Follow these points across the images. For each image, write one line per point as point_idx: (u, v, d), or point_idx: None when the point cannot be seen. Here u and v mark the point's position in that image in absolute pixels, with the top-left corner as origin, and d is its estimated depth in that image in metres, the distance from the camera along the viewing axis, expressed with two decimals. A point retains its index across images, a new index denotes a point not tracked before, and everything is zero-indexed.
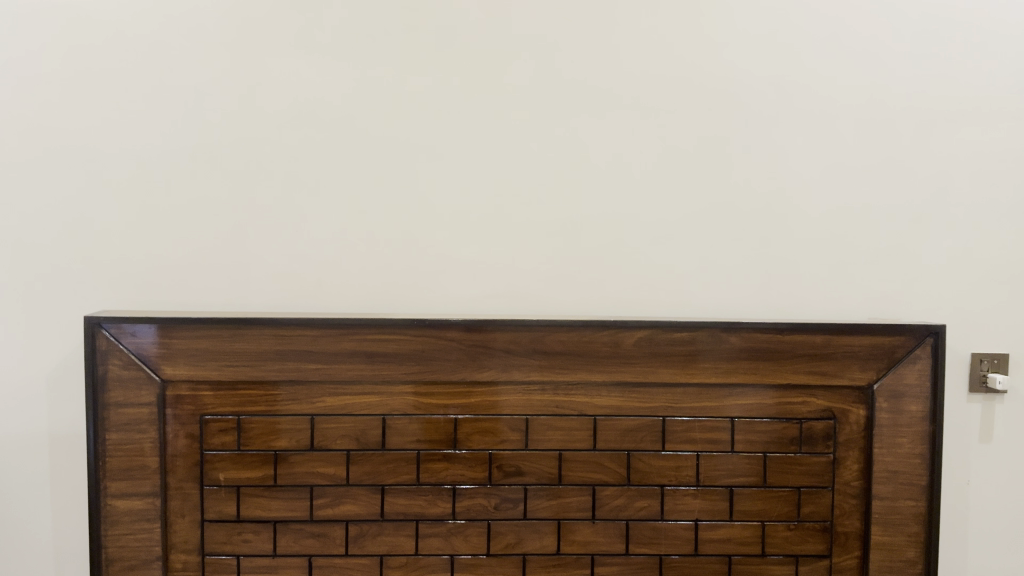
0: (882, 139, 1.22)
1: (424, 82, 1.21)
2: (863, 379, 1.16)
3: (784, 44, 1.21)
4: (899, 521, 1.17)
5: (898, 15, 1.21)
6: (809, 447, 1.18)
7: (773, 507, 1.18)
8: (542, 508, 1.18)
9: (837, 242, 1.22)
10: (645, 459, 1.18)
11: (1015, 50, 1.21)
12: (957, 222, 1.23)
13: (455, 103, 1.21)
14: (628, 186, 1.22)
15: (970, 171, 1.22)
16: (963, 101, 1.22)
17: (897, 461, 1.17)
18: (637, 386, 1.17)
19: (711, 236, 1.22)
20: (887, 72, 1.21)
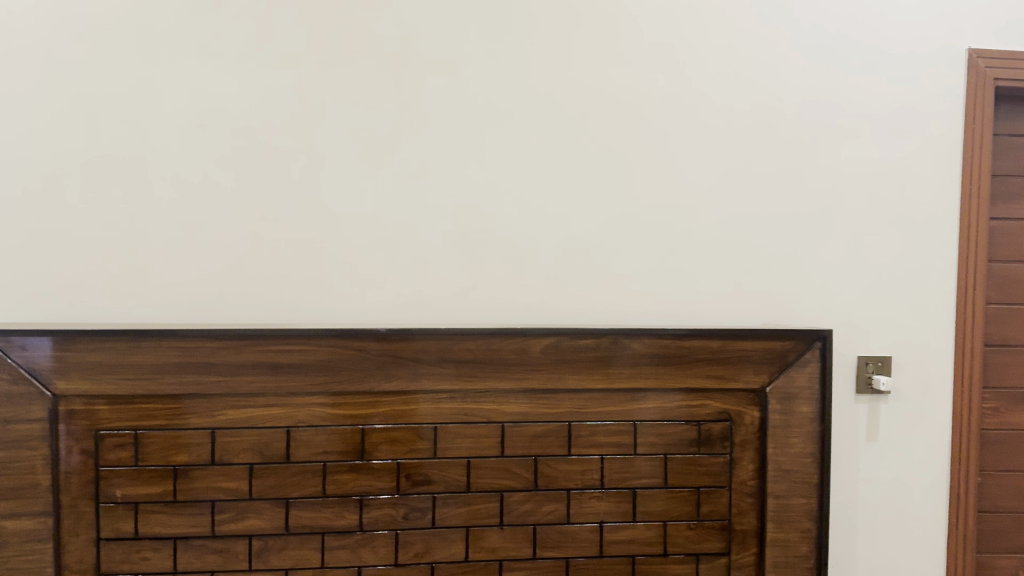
0: (776, 152, 1.27)
1: (329, 91, 1.20)
2: (757, 382, 1.21)
3: (684, 59, 1.25)
4: (793, 518, 1.22)
5: (791, 34, 1.27)
6: (708, 448, 1.22)
7: (674, 508, 1.22)
8: (450, 516, 1.18)
9: (734, 251, 1.28)
10: (551, 464, 1.20)
11: (897, 70, 1.29)
12: (844, 231, 1.29)
13: (361, 114, 1.21)
14: (533, 197, 1.24)
15: (855, 184, 1.29)
16: (850, 118, 1.29)
17: (790, 460, 1.22)
18: (544, 393, 1.19)
19: (614, 246, 1.26)
20: (780, 87, 1.27)
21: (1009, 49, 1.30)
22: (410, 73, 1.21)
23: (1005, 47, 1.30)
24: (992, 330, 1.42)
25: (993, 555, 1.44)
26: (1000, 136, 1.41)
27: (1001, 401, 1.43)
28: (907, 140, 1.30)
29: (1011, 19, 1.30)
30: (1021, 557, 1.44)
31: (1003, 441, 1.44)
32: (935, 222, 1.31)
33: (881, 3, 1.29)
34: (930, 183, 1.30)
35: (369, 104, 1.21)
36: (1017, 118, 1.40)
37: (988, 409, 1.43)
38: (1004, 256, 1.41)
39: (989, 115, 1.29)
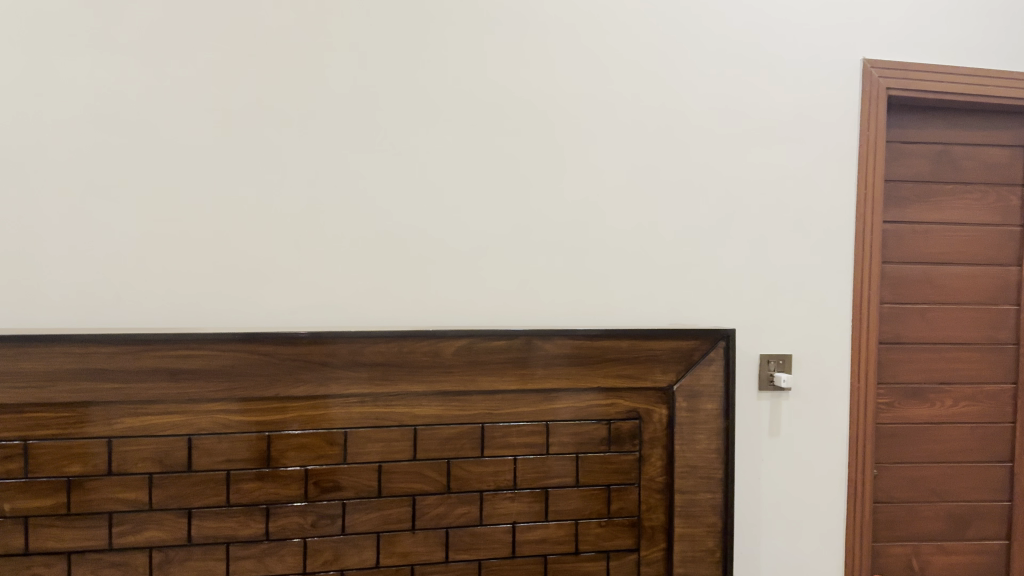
0: (683, 158, 1.31)
1: (234, 89, 1.17)
2: (664, 381, 1.24)
3: (593, 65, 1.27)
4: (699, 513, 1.25)
5: (696, 41, 1.30)
6: (618, 446, 1.24)
7: (585, 506, 1.24)
8: (360, 522, 1.17)
9: (641, 254, 1.30)
10: (463, 466, 1.19)
11: (794, 81, 1.34)
12: (747, 234, 1.33)
13: (266, 112, 1.18)
14: (443, 199, 1.23)
15: (757, 188, 1.33)
16: (753, 123, 1.33)
17: (696, 456, 1.25)
18: (456, 395, 1.18)
19: (524, 249, 1.26)
20: (686, 94, 1.30)
21: (900, 60, 1.36)
22: (317, 72, 1.19)
23: (895, 58, 1.36)
24: (886, 328, 1.49)
25: (888, 543, 1.52)
26: (892, 143, 1.47)
27: (895, 396, 1.50)
28: (807, 146, 1.35)
29: (901, 32, 1.37)
30: (914, 544, 1.52)
31: (896, 434, 1.51)
32: (831, 226, 1.36)
33: (781, 14, 1.33)
34: (828, 187, 1.36)
35: (276, 103, 1.18)
36: (907, 126, 1.47)
37: (883, 404, 1.50)
38: (896, 258, 1.48)
39: (881, 122, 1.35)
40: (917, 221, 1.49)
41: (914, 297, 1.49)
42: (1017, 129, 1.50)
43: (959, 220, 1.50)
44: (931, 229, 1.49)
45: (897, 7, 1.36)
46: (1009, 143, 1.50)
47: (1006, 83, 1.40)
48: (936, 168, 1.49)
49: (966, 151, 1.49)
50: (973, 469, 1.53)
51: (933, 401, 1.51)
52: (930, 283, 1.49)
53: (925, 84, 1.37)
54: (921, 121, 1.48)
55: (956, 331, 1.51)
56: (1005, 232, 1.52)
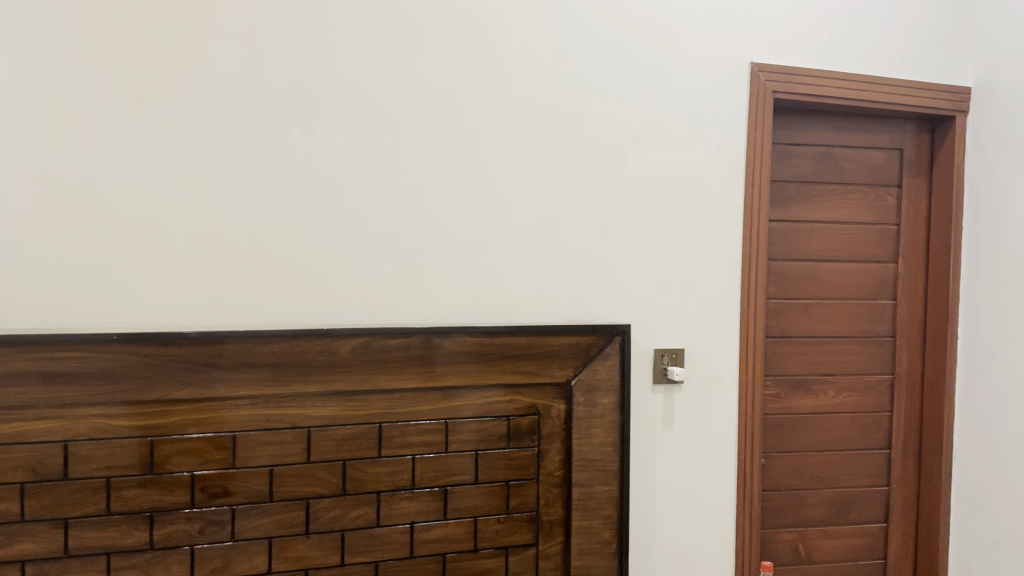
0: (579, 156, 1.32)
1: (118, 80, 1.12)
2: (562, 376, 1.26)
3: (490, 62, 1.27)
4: (595, 505, 1.27)
5: (590, 43, 1.32)
6: (516, 442, 1.24)
7: (484, 503, 1.23)
8: (251, 528, 1.13)
9: (538, 251, 1.31)
10: (360, 467, 1.17)
11: (686, 83, 1.37)
12: (641, 232, 1.36)
13: (154, 103, 1.13)
14: (337, 196, 1.21)
15: (651, 187, 1.36)
16: (646, 123, 1.35)
17: (593, 450, 1.27)
18: (352, 395, 1.16)
19: (421, 246, 1.25)
20: (582, 92, 1.32)
21: (785, 65, 1.41)
22: (204, 62, 1.15)
23: (781, 63, 1.42)
24: (773, 323, 1.55)
25: (775, 530, 1.58)
26: (779, 144, 1.52)
27: (781, 387, 1.56)
28: (698, 147, 1.38)
29: (786, 38, 1.42)
30: (799, 530, 1.59)
31: (783, 424, 1.57)
32: (721, 224, 1.40)
33: (673, 16, 1.36)
34: (719, 186, 1.40)
35: (161, 94, 1.13)
36: (793, 128, 1.53)
37: (770, 395, 1.56)
38: (782, 255, 1.54)
39: (768, 125, 1.41)
40: (802, 219, 1.55)
41: (799, 293, 1.56)
42: (892, 133, 1.58)
43: (840, 219, 1.57)
44: (814, 228, 1.55)
45: (783, 13, 1.42)
46: (885, 146, 1.58)
47: (883, 89, 1.47)
48: (819, 169, 1.55)
49: (847, 153, 1.57)
50: (853, 456, 1.61)
51: (817, 392, 1.58)
52: (813, 279, 1.56)
53: (808, 89, 1.43)
54: (805, 124, 1.53)
55: (837, 324, 1.58)
56: (881, 230, 1.60)
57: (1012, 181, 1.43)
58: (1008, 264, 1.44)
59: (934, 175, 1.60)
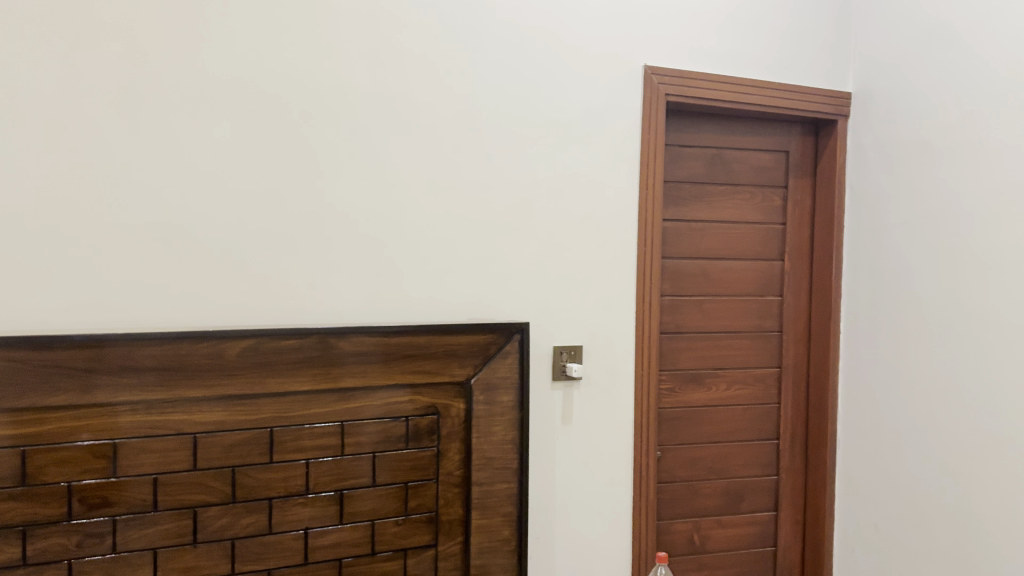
0: (477, 154, 1.32)
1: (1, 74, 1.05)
2: (461, 375, 1.25)
3: (387, 58, 1.25)
4: (495, 503, 1.27)
5: (486, 42, 1.31)
6: (415, 443, 1.23)
7: (381, 506, 1.22)
8: (134, 539, 1.08)
9: (436, 250, 1.30)
10: (250, 473, 1.14)
11: (583, 83, 1.39)
12: (540, 231, 1.37)
13: (35, 96, 1.07)
14: (226, 193, 1.17)
15: (549, 186, 1.37)
16: (545, 123, 1.36)
17: (492, 449, 1.27)
18: (242, 399, 1.12)
19: (315, 245, 1.22)
20: (480, 91, 1.31)
21: (676, 68, 1.45)
22: (100, 58, 1.09)
23: (673, 66, 1.45)
24: (667, 319, 1.58)
25: (671, 521, 1.62)
26: (672, 146, 1.56)
27: (675, 382, 1.60)
28: (593, 146, 1.40)
29: (678, 42, 1.45)
30: (693, 520, 1.63)
31: (678, 418, 1.61)
32: (617, 223, 1.43)
33: (568, 17, 1.37)
34: (615, 185, 1.42)
35: (44, 86, 1.07)
36: (686, 130, 1.57)
37: (665, 389, 1.60)
38: (676, 254, 1.58)
39: (660, 127, 1.44)
40: (694, 219, 1.59)
41: (691, 290, 1.60)
42: (779, 136, 1.65)
43: (731, 218, 1.62)
44: (706, 227, 1.60)
45: (676, 17, 1.45)
46: (772, 149, 1.64)
47: (770, 94, 1.52)
48: (710, 171, 1.60)
49: (737, 155, 1.62)
50: (744, 447, 1.67)
51: (709, 385, 1.63)
52: (705, 276, 1.61)
53: (700, 92, 1.47)
54: (697, 126, 1.58)
55: (728, 320, 1.63)
56: (768, 230, 1.66)
57: (886, 182, 1.51)
58: (883, 260, 1.52)
59: (817, 177, 1.68)
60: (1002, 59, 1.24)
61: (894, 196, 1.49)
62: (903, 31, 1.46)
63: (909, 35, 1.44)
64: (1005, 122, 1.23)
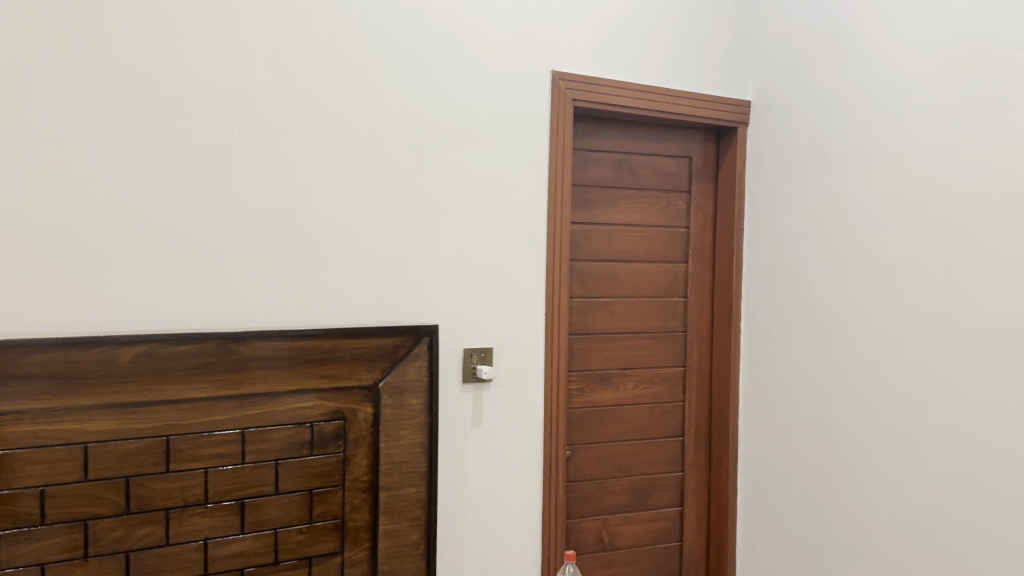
0: (386, 155, 1.30)
1: None
2: (369, 379, 1.23)
3: (292, 57, 1.23)
4: (403, 508, 1.26)
5: (393, 41, 1.30)
6: (320, 449, 1.21)
7: (285, 514, 1.19)
8: (20, 555, 1.03)
9: (343, 252, 1.28)
10: (146, 484, 1.10)
11: (492, 86, 1.39)
12: (449, 232, 1.36)
13: None
14: (121, 191, 1.13)
15: (458, 188, 1.37)
16: (454, 125, 1.36)
17: (401, 452, 1.26)
18: (136, 407, 1.08)
19: (215, 246, 1.19)
20: (387, 93, 1.30)
21: (583, 74, 1.47)
22: None
23: (580, 71, 1.47)
24: (576, 320, 1.60)
25: (581, 519, 1.64)
26: (580, 150, 1.58)
27: (584, 382, 1.62)
28: (502, 149, 1.41)
29: (585, 48, 1.48)
30: (602, 517, 1.66)
31: (587, 417, 1.63)
32: (527, 226, 1.44)
33: (476, 19, 1.37)
34: (523, 188, 1.43)
35: None
36: (594, 135, 1.59)
37: (575, 389, 1.61)
38: (584, 256, 1.60)
39: (568, 131, 1.46)
40: (603, 222, 1.62)
41: (600, 292, 1.62)
42: (683, 142, 1.69)
43: (637, 221, 1.65)
44: (613, 230, 1.63)
45: (584, 23, 1.47)
46: (676, 154, 1.69)
47: (674, 101, 1.56)
48: (617, 175, 1.62)
49: (643, 160, 1.65)
50: (650, 444, 1.70)
51: (617, 385, 1.66)
52: (613, 278, 1.64)
53: (605, 98, 1.49)
54: (605, 130, 1.60)
55: (635, 321, 1.67)
56: (673, 233, 1.70)
57: (784, 187, 1.57)
58: (780, 262, 1.58)
59: (719, 182, 1.73)
60: (888, 73, 1.30)
61: (791, 200, 1.55)
62: (798, 44, 1.52)
63: (804, 47, 1.50)
64: (890, 131, 1.29)
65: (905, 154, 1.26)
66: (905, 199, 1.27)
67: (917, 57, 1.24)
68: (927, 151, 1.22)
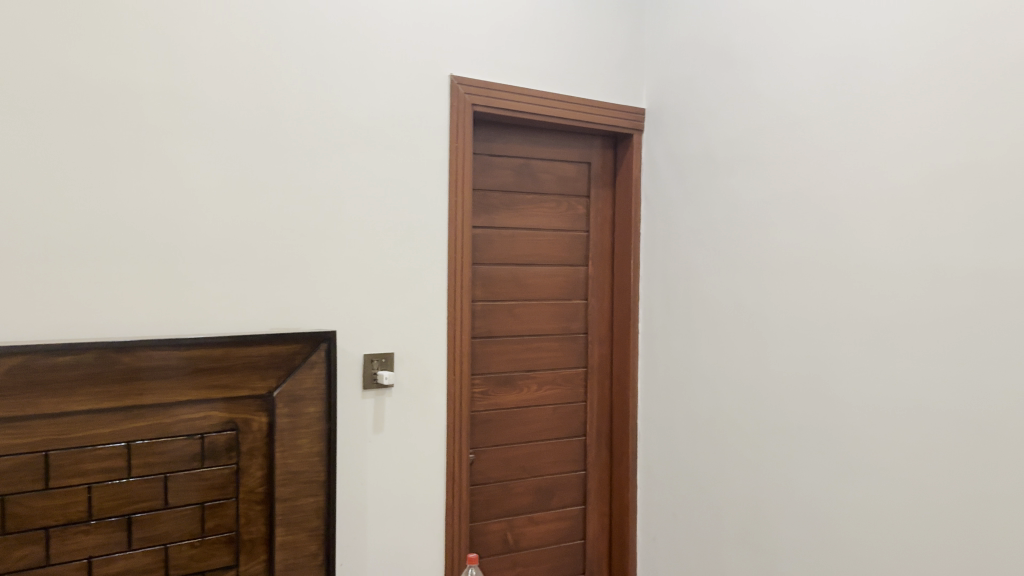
0: (279, 158, 1.28)
1: None
2: (263, 388, 1.21)
3: (178, 55, 1.19)
4: (300, 518, 1.24)
5: (286, 41, 1.27)
6: (212, 461, 1.17)
7: (176, 528, 1.15)
8: None
9: (234, 256, 1.24)
10: (23, 502, 1.04)
11: (389, 90, 1.38)
12: (346, 237, 1.35)
13: None
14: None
15: (356, 193, 1.35)
16: (350, 128, 1.34)
17: (297, 462, 1.23)
18: (11, 422, 1.03)
19: (97, 251, 1.14)
20: (279, 95, 1.27)
21: (481, 79, 1.48)
22: None
23: (478, 76, 1.48)
24: (479, 324, 1.61)
25: (485, 521, 1.64)
26: (480, 155, 1.58)
27: (488, 385, 1.63)
28: (401, 153, 1.40)
29: (483, 54, 1.48)
30: (506, 519, 1.67)
31: (491, 420, 1.64)
32: (427, 230, 1.43)
33: (371, 20, 1.35)
34: (423, 191, 1.42)
35: None
36: (494, 140, 1.60)
37: (478, 393, 1.62)
38: (487, 259, 1.61)
39: (467, 136, 1.46)
40: (504, 227, 1.63)
41: (502, 295, 1.63)
42: (582, 147, 1.72)
43: (539, 226, 1.67)
44: (515, 234, 1.64)
45: (481, 29, 1.48)
46: (576, 160, 1.71)
47: (571, 107, 1.59)
48: (518, 180, 1.64)
49: (544, 165, 1.67)
50: (554, 445, 1.73)
51: (521, 387, 1.67)
52: (516, 281, 1.65)
53: (504, 103, 1.50)
54: (505, 135, 1.61)
55: (537, 324, 1.68)
56: (574, 236, 1.73)
57: (677, 192, 1.61)
58: (675, 264, 1.62)
59: (617, 187, 1.77)
60: (771, 84, 1.35)
61: (684, 205, 1.59)
62: (690, 54, 1.56)
63: (694, 57, 1.55)
64: (774, 140, 1.35)
65: (788, 161, 1.32)
66: (789, 205, 1.32)
67: (797, 69, 1.29)
68: (807, 159, 1.28)
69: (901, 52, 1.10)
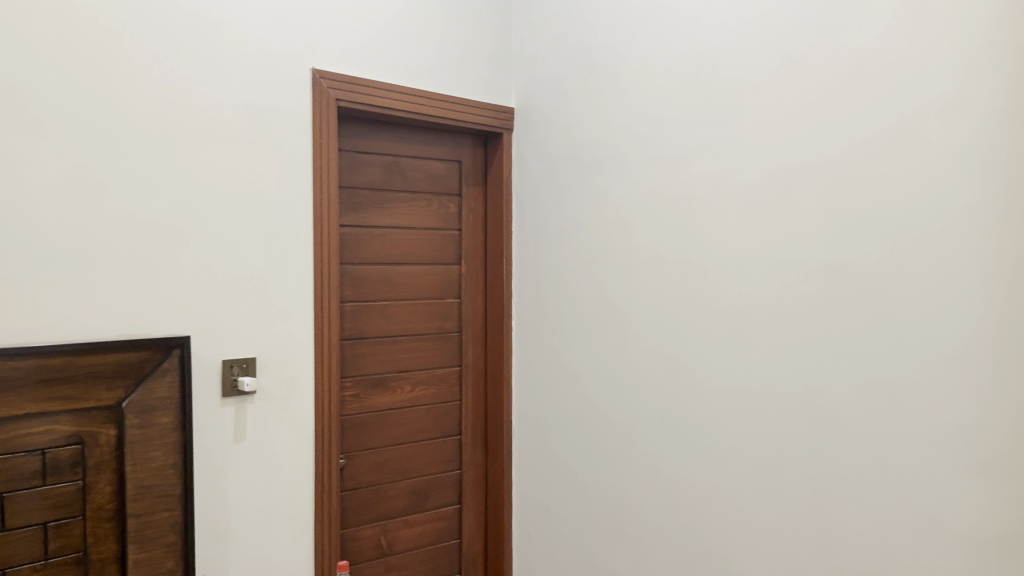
0: (127, 153, 1.20)
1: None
2: (110, 398, 1.13)
3: (11, 39, 1.09)
4: (155, 534, 1.17)
5: (133, 29, 1.20)
6: (55, 478, 1.09)
7: (14, 552, 1.06)
8: None
9: (77, 258, 1.16)
10: None
11: (247, 83, 1.32)
12: (203, 237, 1.28)
13: None
14: None
15: (213, 190, 1.29)
16: (206, 122, 1.28)
17: (150, 475, 1.17)
18: None
19: None
20: (127, 85, 1.19)
21: (345, 74, 1.44)
22: None
23: (342, 72, 1.44)
24: (349, 325, 1.57)
25: (359, 527, 1.60)
26: (346, 152, 1.54)
27: (359, 387, 1.59)
28: (261, 149, 1.34)
29: (346, 48, 1.44)
30: (380, 523, 1.64)
31: (363, 423, 1.60)
32: (290, 229, 1.38)
33: (226, 10, 1.29)
34: (285, 190, 1.37)
35: None
36: (361, 137, 1.56)
37: (349, 396, 1.57)
38: (356, 259, 1.57)
39: (332, 132, 1.42)
40: (373, 225, 1.59)
41: (373, 295, 1.60)
42: (451, 146, 1.71)
43: (409, 225, 1.65)
44: (384, 232, 1.61)
45: (344, 23, 1.44)
46: (445, 158, 1.70)
47: (439, 105, 1.57)
48: (386, 178, 1.60)
49: (413, 163, 1.64)
50: (428, 445, 1.71)
51: (393, 388, 1.64)
52: (386, 281, 1.62)
53: (370, 100, 1.47)
54: (372, 133, 1.58)
55: (409, 324, 1.66)
56: (445, 235, 1.71)
57: (546, 191, 1.63)
58: (545, 263, 1.63)
59: (488, 185, 1.77)
60: (633, 88, 1.38)
61: (552, 204, 1.61)
62: (555, 54, 1.58)
63: (560, 57, 1.57)
64: (636, 142, 1.38)
65: (650, 163, 1.35)
66: (650, 205, 1.35)
67: (657, 72, 1.33)
68: (668, 161, 1.31)
69: (753, 59, 1.15)
